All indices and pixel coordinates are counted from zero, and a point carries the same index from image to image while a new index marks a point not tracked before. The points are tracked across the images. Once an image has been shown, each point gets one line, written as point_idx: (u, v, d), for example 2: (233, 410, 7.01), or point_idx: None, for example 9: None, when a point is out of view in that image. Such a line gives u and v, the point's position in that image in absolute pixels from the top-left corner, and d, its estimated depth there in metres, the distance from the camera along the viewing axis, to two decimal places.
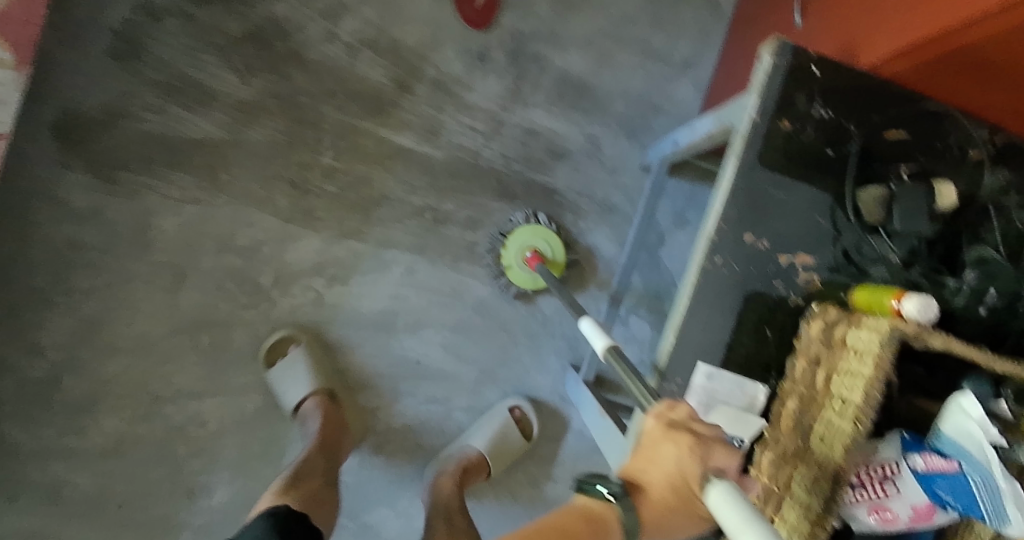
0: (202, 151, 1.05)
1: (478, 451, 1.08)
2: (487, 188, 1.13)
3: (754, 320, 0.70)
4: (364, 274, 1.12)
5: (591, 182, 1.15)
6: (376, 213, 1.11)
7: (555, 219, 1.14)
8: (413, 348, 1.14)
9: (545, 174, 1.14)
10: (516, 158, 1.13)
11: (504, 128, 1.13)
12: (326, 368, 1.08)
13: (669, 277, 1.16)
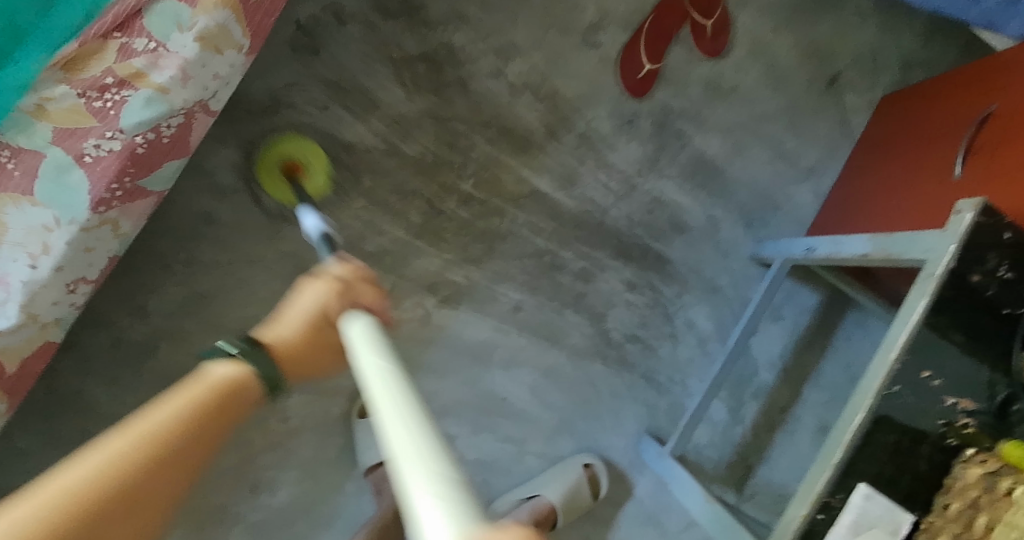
0: (353, 155, 1.06)
1: (551, 503, 1.10)
2: (607, 244, 1.18)
3: (898, 450, 0.69)
4: (473, 302, 1.14)
5: (703, 262, 1.22)
6: (499, 247, 1.14)
7: (659, 289, 1.21)
8: (503, 384, 1.16)
9: (663, 244, 1.20)
10: (639, 223, 1.19)
11: (634, 192, 1.18)
12: None
13: (754, 365, 1.26)
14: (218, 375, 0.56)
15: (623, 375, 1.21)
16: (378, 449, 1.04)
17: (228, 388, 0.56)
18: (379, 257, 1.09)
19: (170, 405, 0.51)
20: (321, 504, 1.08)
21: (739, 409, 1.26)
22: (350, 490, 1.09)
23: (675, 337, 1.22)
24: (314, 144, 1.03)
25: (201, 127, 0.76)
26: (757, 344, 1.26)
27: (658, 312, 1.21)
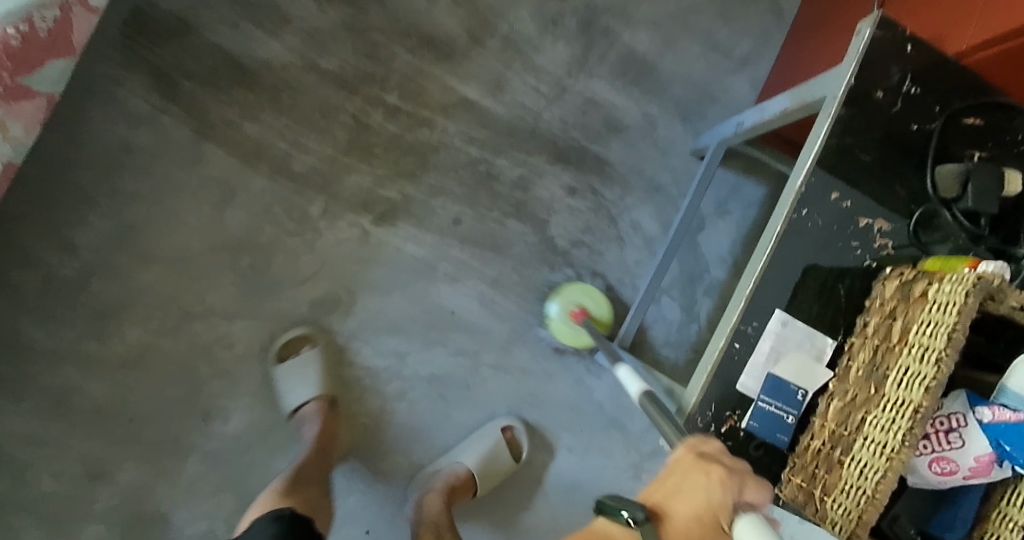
0: (271, 72, 1.05)
1: (468, 468, 1.11)
2: (543, 149, 1.17)
3: (811, 277, 0.69)
4: (411, 217, 1.13)
5: (643, 160, 1.21)
6: (432, 159, 1.12)
7: (600, 191, 1.20)
8: (450, 298, 1.16)
9: (601, 145, 1.19)
10: (574, 125, 1.18)
11: (566, 94, 1.17)
12: (330, 371, 1.08)
13: (705, 262, 1.25)
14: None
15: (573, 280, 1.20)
16: (298, 391, 1.04)
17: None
18: (308, 176, 1.07)
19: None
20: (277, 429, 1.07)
21: (693, 306, 1.26)
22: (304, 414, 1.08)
23: (622, 240, 1.22)
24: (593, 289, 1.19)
25: (83, 25, 0.75)
26: (706, 240, 1.25)
27: (601, 215, 1.21)
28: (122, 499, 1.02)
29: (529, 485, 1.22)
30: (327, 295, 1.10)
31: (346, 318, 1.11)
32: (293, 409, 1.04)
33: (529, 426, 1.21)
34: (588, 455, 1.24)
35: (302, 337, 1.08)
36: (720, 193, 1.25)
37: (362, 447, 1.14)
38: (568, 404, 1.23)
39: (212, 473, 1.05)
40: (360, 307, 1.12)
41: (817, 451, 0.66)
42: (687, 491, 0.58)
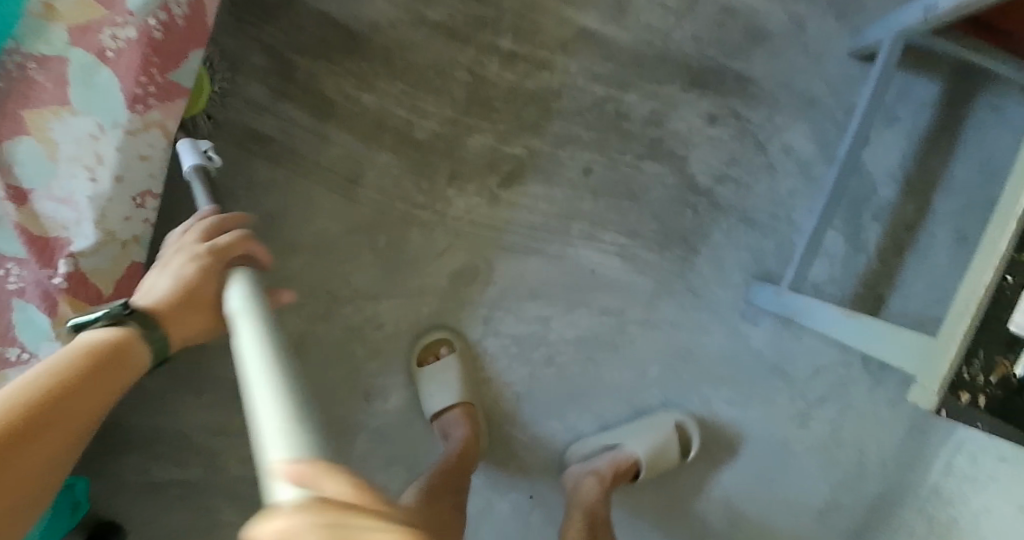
0: (382, 33, 1.00)
1: (637, 455, 1.07)
2: (675, 76, 1.07)
3: None
4: (541, 174, 1.06)
5: (790, 70, 1.08)
6: (557, 106, 1.05)
7: (743, 114, 1.09)
8: (589, 256, 1.09)
9: (741, 61, 1.07)
10: (709, 42, 1.07)
11: (698, 7, 1.06)
12: (469, 377, 1.07)
13: (871, 182, 1.12)
14: (104, 336, 0.61)
15: (719, 220, 1.11)
16: (438, 397, 1.03)
17: (123, 344, 0.61)
18: (433, 142, 1.02)
19: (47, 371, 0.54)
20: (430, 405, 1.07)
21: (857, 237, 1.13)
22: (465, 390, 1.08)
23: (771, 167, 1.10)
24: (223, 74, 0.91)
25: (213, 7, 0.71)
26: (869, 159, 1.11)
27: (744, 142, 1.09)
28: None
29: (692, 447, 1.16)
30: (464, 266, 1.06)
31: (485, 287, 1.07)
32: (435, 414, 1.05)
33: (683, 380, 1.14)
34: (754, 407, 1.16)
35: (438, 340, 1.06)
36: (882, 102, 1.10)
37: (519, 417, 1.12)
38: (724, 355, 1.14)
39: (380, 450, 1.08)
40: (499, 275, 1.07)
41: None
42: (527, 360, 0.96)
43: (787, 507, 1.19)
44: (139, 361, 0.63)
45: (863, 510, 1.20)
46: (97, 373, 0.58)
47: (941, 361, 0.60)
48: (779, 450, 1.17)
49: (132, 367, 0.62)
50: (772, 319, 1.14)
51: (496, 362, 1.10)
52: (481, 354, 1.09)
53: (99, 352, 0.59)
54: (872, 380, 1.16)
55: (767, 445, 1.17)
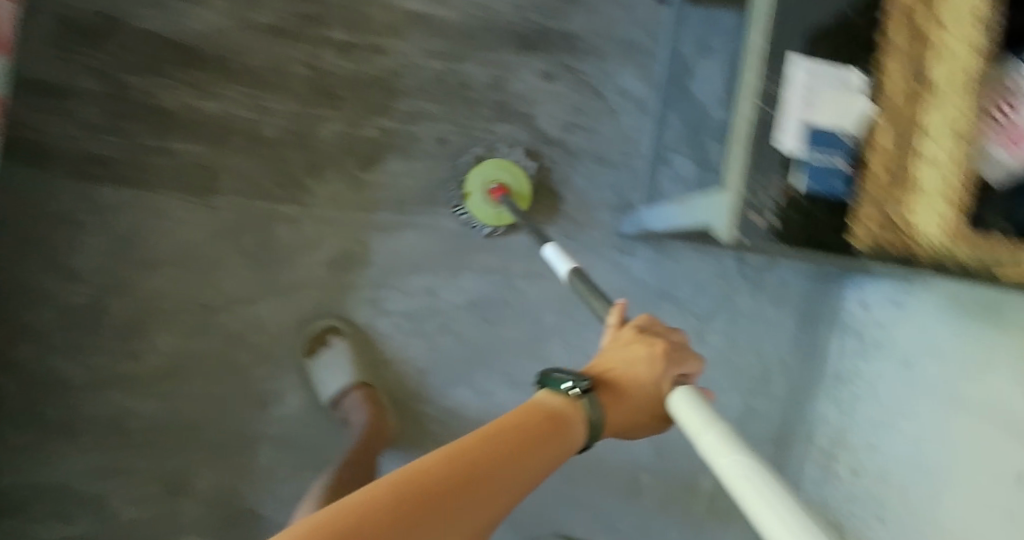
0: (211, 41, 1.00)
1: None
2: (505, 43, 1.10)
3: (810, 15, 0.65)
4: (398, 152, 1.07)
5: (610, 22, 1.15)
6: (401, 85, 1.06)
7: (576, 67, 1.13)
8: (462, 220, 1.12)
9: (563, 20, 1.13)
10: (531, 7, 1.11)
11: None
12: (362, 357, 1.07)
13: (701, 108, 1.17)
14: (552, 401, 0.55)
15: (575, 165, 1.15)
16: (333, 383, 1.03)
17: (552, 410, 0.53)
18: (283, 138, 1.03)
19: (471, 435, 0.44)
20: None
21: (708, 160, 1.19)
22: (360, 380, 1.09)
23: (614, 111, 1.15)
24: (502, 161, 1.09)
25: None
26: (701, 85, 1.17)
27: (584, 92, 1.14)
28: (210, 505, 1.06)
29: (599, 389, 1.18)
30: (340, 254, 1.07)
31: (364, 269, 1.08)
32: (333, 400, 1.04)
33: (579, 322, 1.18)
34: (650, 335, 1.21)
35: (326, 328, 1.06)
36: (700, 34, 1.16)
37: (427, 390, 1.13)
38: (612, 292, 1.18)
39: (286, 453, 1.08)
40: (374, 255, 1.08)
41: (877, 175, 0.67)
42: (627, 355, 0.60)
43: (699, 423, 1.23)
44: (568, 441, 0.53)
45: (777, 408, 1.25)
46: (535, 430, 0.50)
47: (724, 201, 0.65)
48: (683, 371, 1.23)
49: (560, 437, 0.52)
50: (646, 248, 1.20)
51: (392, 341, 1.11)
52: (373, 336, 1.10)
53: (534, 414, 0.52)
54: (750, 285, 1.23)
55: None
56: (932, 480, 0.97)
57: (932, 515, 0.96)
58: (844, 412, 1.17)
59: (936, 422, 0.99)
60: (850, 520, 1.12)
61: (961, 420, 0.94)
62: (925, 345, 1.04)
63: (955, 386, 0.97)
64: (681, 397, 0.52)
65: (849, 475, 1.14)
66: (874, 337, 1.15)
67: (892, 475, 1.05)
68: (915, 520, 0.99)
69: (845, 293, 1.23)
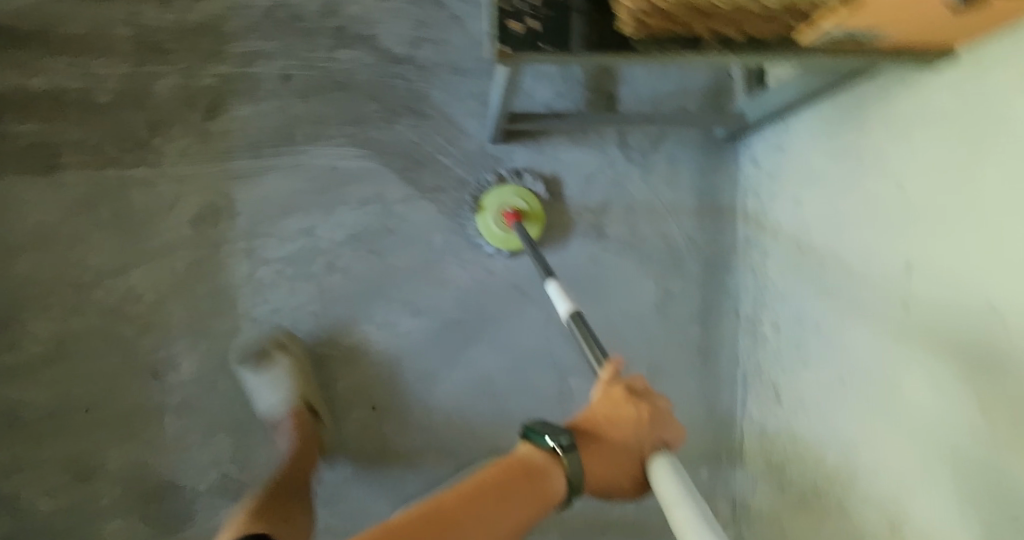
0: (31, 20, 1.03)
1: None
2: None
3: None
4: (241, 95, 1.07)
5: None
6: (229, 28, 1.07)
7: None
8: (323, 155, 1.10)
9: None
10: None
11: None
12: (306, 377, 1.04)
13: None
14: (526, 457, 0.59)
15: (430, 80, 1.10)
16: (264, 388, 1.01)
17: (527, 466, 0.57)
18: (117, 100, 1.04)
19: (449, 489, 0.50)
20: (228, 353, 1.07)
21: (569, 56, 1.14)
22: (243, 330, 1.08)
23: (458, 19, 1.10)
24: (518, 187, 1.11)
25: None
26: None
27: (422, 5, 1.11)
28: (126, 484, 1.03)
29: (502, 301, 1.16)
30: (202, 208, 1.06)
31: (232, 221, 1.07)
32: (266, 411, 1.01)
33: (469, 236, 1.14)
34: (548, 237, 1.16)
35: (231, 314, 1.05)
36: None
37: (327, 334, 1.11)
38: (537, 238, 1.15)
39: (192, 422, 1.05)
40: (241, 204, 1.07)
41: None
42: (615, 419, 0.63)
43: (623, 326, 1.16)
44: (539, 512, 0.55)
45: (700, 292, 1.19)
46: (501, 477, 0.54)
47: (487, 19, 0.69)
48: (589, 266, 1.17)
49: (534, 486, 0.56)
50: (525, 153, 1.15)
51: (276, 288, 1.09)
52: (256, 287, 1.08)
53: (507, 471, 0.56)
54: (642, 169, 1.18)
55: (579, 269, 1.16)
56: (834, 307, 0.93)
57: (840, 342, 0.91)
58: (758, 273, 1.13)
59: (828, 249, 0.94)
60: (779, 376, 1.07)
61: (847, 237, 0.90)
62: (806, 177, 0.99)
63: (835, 206, 0.92)
64: (667, 473, 0.56)
65: (772, 332, 1.09)
66: (767, 187, 1.10)
67: (805, 317, 1.00)
68: (828, 353, 0.94)
69: (739, 158, 1.18)
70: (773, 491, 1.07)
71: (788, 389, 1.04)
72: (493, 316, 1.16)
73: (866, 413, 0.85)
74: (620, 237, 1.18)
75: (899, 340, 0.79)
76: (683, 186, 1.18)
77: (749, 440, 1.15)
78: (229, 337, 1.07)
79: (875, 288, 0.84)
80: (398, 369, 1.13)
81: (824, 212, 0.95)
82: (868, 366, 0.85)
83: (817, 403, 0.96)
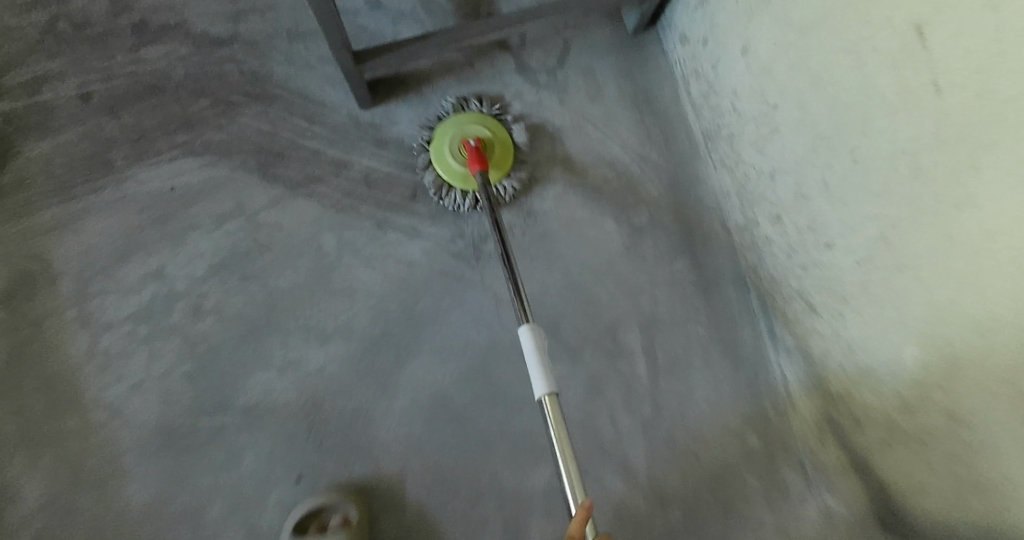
0: None
1: None
2: None
3: None
4: (34, 132, 0.87)
5: None
6: (2, 57, 0.87)
7: None
8: (154, 176, 0.88)
9: None
10: None
11: None
12: None
13: None
14: None
15: (267, 55, 0.88)
16: None
17: None
18: None
19: None
20: (84, 454, 0.83)
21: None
22: (98, 422, 0.85)
23: None
24: (487, 117, 0.87)
25: None
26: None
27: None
28: None
29: (436, 297, 0.88)
30: (15, 281, 0.87)
31: (56, 287, 0.87)
32: None
33: (363, 225, 0.87)
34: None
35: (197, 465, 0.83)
36: None
37: (214, 398, 0.86)
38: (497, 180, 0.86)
39: None
40: (61, 264, 0.88)
41: None
42: None
43: (598, 288, 0.88)
44: None
45: (683, 222, 0.89)
46: None
47: None
48: (529, 220, 0.87)
49: None
50: (407, 109, 0.89)
51: (131, 358, 0.87)
52: (102, 360, 0.87)
53: None
54: (556, 92, 0.90)
55: (531, 239, 0.87)
56: (846, 153, 0.66)
57: (873, 193, 0.64)
58: (729, 167, 0.85)
59: (811, 83, 0.67)
60: (804, 281, 0.78)
61: (833, 49, 0.63)
62: (752, 9, 0.73)
63: (804, 21, 0.66)
64: None
65: (773, 229, 0.81)
66: (702, 56, 0.83)
67: (810, 187, 0.73)
68: (860, 216, 0.66)
69: (664, 38, 0.91)
70: (846, 433, 0.79)
71: (822, 291, 0.76)
72: (424, 317, 0.88)
73: (951, 270, 0.57)
74: (556, 176, 0.88)
75: (965, 136, 0.52)
76: (611, 98, 0.90)
77: (796, 382, 0.85)
78: (82, 435, 0.84)
79: (898, 89, 0.57)
80: (318, 416, 0.85)
81: (789, 39, 0.68)
82: (933, 190, 0.57)
83: (868, 289, 0.68)
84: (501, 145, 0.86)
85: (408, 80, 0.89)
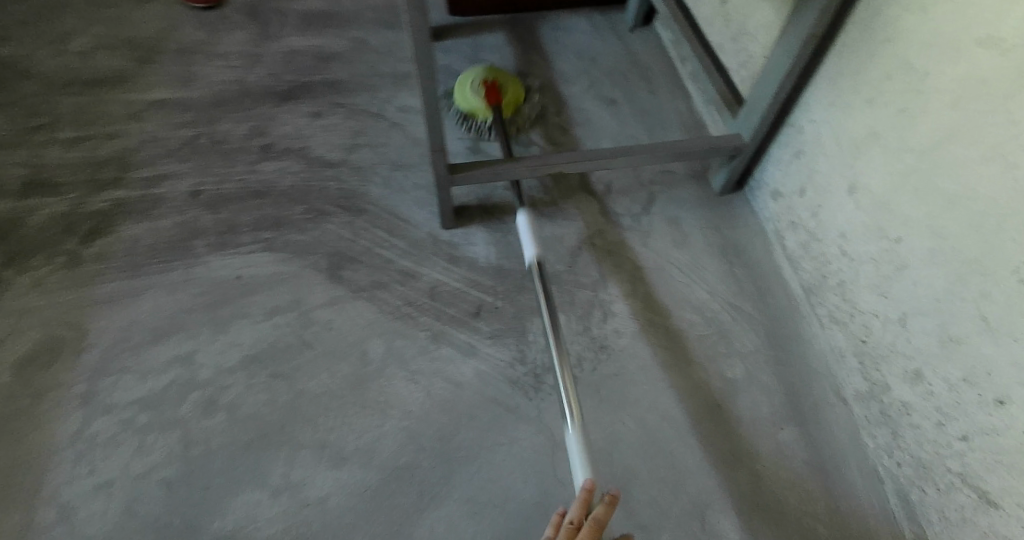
0: None
1: None
2: (264, 99, 1.02)
3: None
4: (133, 216, 0.90)
5: (371, 65, 1.06)
6: (138, 158, 0.96)
7: (346, 104, 1.01)
8: (225, 265, 0.85)
9: (323, 74, 1.05)
10: (284, 73, 1.06)
11: (263, 57, 1.08)
12: None
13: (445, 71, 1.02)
14: None
15: (368, 178, 0.92)
16: None
17: None
18: None
19: None
20: None
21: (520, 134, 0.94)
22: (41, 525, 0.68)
23: (400, 126, 0.98)
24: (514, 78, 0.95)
25: None
26: None
27: (360, 118, 0.99)
28: None
29: (482, 428, 0.73)
30: (41, 347, 0.79)
31: (77, 358, 0.78)
32: None
33: (416, 338, 0.78)
34: (536, 323, 0.79)
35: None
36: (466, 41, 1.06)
37: (185, 514, 0.69)
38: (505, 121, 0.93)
39: None
40: (96, 336, 0.80)
41: None
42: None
43: (682, 449, 0.70)
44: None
45: (791, 390, 0.74)
46: None
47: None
48: (602, 354, 0.76)
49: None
50: (487, 234, 0.87)
51: (114, 450, 0.73)
52: (82, 448, 0.73)
53: None
54: (640, 234, 0.85)
55: (603, 378, 0.75)
56: (1006, 274, 0.54)
57: None
58: (846, 322, 0.73)
59: (942, 203, 0.59)
60: (968, 459, 0.59)
61: (968, 161, 0.56)
62: (859, 148, 0.69)
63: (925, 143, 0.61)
64: None
65: (913, 390, 0.65)
66: (804, 207, 0.78)
67: (960, 329, 0.59)
68: None
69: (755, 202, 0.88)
70: None
71: (997, 469, 0.56)
72: (465, 452, 0.71)
73: None
74: (635, 314, 0.79)
75: None
76: (698, 246, 0.84)
77: None
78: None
79: None
80: None
81: (908, 164, 0.63)
82: None
83: None
84: (578, 276, 0.81)
85: (493, 209, 0.89)
